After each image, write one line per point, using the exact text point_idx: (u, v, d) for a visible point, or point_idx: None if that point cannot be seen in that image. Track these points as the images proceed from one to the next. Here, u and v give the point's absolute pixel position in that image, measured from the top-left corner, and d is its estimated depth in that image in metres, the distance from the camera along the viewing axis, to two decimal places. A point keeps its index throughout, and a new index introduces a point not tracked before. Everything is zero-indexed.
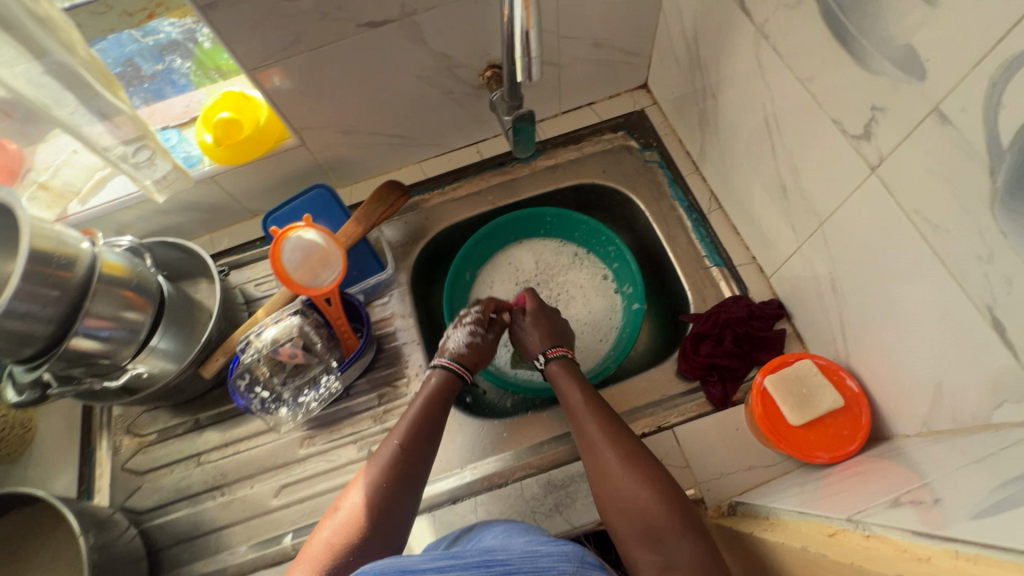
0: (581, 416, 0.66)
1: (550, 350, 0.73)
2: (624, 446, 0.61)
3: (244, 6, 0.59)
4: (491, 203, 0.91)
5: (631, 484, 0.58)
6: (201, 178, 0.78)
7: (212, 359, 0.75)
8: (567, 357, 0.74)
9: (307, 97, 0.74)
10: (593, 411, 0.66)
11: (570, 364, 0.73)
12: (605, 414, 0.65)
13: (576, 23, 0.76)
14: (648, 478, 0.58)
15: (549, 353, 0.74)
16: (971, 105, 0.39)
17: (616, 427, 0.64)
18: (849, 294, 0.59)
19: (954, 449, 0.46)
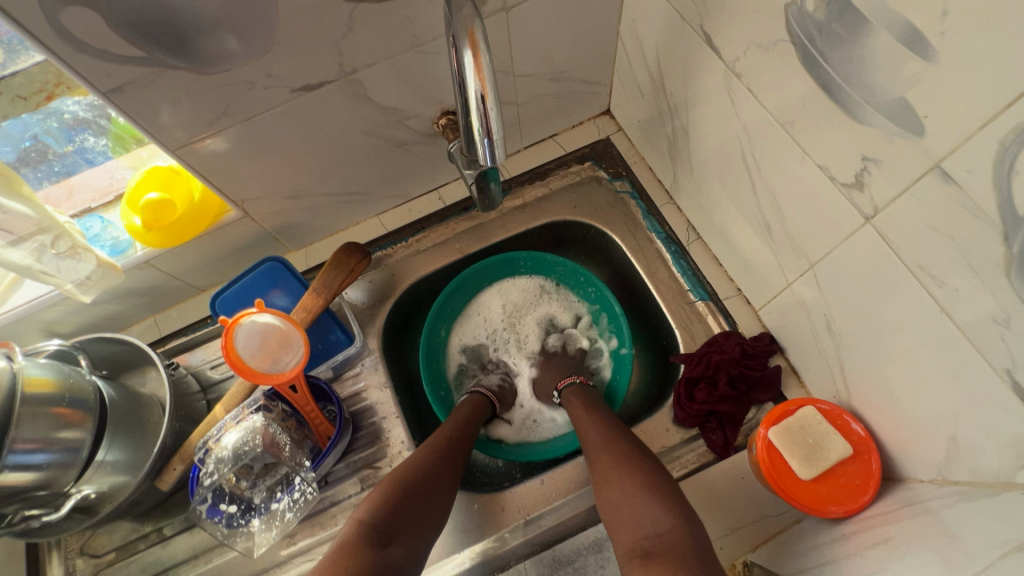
0: (583, 423, 0.69)
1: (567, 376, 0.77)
2: (616, 443, 0.64)
3: (158, 85, 0.52)
4: (459, 251, 0.85)
5: (617, 479, 0.60)
6: (130, 266, 0.70)
7: (170, 468, 0.68)
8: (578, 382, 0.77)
9: (245, 167, 0.67)
10: (592, 419, 0.69)
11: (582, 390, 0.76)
12: (604, 419, 0.68)
13: (530, 61, 0.71)
14: (640, 468, 0.60)
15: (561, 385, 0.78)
16: (978, 166, 0.36)
17: (614, 427, 0.66)
18: (846, 337, 0.56)
19: (979, 511, 0.43)
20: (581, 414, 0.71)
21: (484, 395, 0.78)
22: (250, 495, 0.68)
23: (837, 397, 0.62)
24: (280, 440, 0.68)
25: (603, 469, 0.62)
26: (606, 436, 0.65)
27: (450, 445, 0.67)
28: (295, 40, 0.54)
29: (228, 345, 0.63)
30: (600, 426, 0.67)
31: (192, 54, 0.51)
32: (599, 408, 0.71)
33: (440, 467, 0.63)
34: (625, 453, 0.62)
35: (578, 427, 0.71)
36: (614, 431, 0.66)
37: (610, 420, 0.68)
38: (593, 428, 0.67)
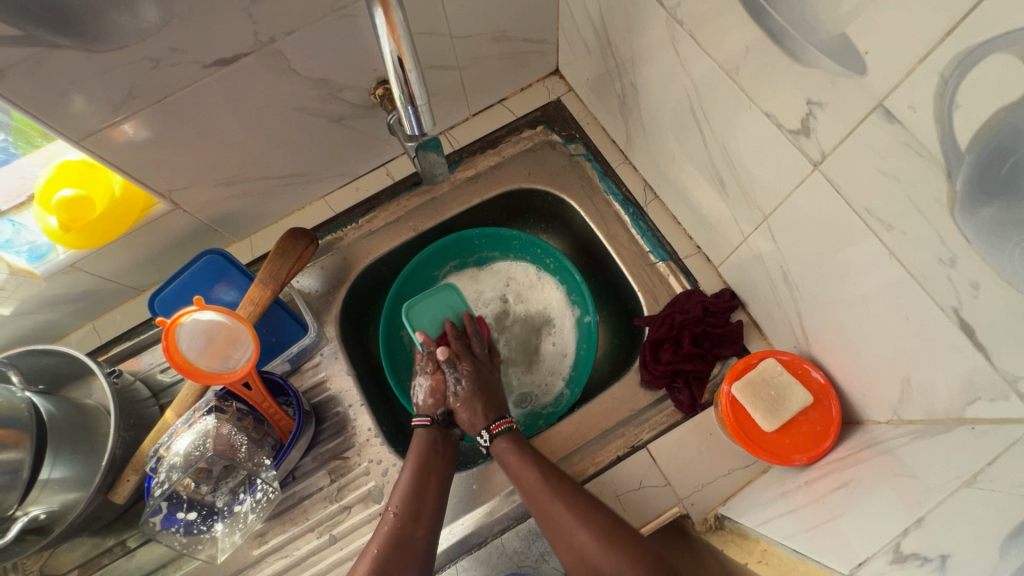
0: (557, 519, 0.59)
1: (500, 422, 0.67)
2: (587, 520, 0.58)
3: (48, 67, 0.47)
4: (414, 229, 0.82)
5: (609, 566, 0.55)
6: (50, 272, 0.66)
7: (123, 479, 0.64)
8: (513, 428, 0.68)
9: (168, 156, 0.62)
10: (568, 516, 0.58)
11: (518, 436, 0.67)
12: (583, 508, 0.58)
13: (466, 20, 0.67)
14: (624, 548, 0.56)
15: (493, 428, 0.68)
16: (920, 102, 0.35)
17: (599, 526, 0.57)
18: (802, 287, 0.56)
19: (932, 447, 0.44)
20: (549, 505, 0.59)
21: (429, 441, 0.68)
22: (212, 500, 0.66)
23: (798, 347, 0.62)
24: (235, 441, 0.66)
25: (581, 552, 0.57)
26: (596, 543, 0.56)
27: (414, 534, 0.59)
28: (198, 10, 0.49)
29: (171, 347, 0.59)
30: (587, 527, 0.57)
31: (80, 30, 0.46)
32: (541, 465, 0.63)
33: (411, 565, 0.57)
34: (604, 529, 0.57)
35: (520, 486, 0.62)
36: (603, 533, 0.57)
37: (591, 509, 0.58)
38: (575, 529, 0.57)
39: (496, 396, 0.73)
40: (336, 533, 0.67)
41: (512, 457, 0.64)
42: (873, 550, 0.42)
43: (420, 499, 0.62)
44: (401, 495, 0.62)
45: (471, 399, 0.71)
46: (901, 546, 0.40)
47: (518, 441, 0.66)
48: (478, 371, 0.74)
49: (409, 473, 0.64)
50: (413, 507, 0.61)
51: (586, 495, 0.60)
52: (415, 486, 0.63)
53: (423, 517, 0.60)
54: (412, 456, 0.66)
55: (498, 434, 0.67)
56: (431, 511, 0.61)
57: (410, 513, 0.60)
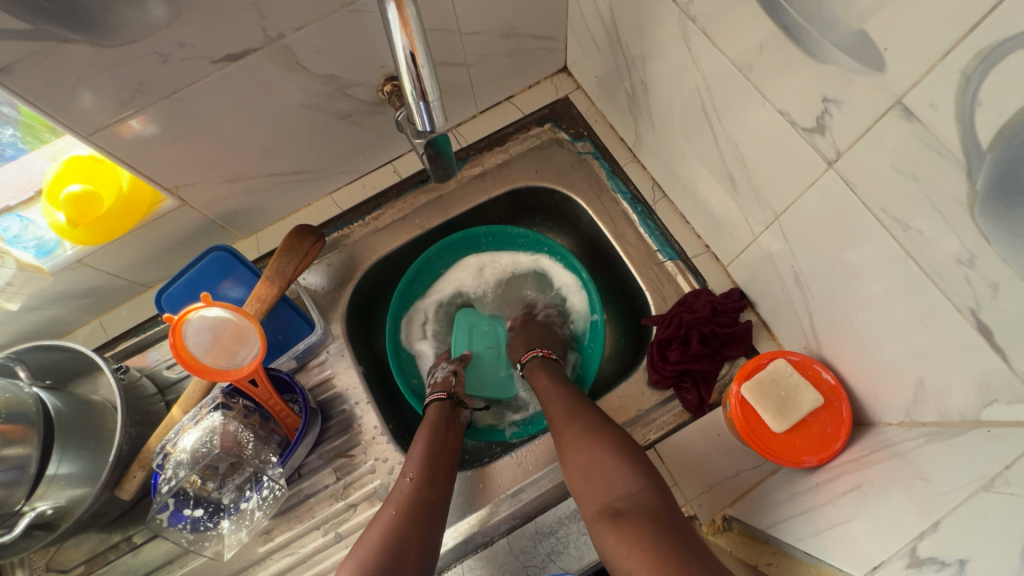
0: (568, 434, 0.62)
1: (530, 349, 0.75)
2: (580, 415, 0.63)
3: (57, 61, 0.47)
4: (421, 227, 0.82)
5: (586, 447, 0.60)
6: (58, 268, 0.66)
7: (129, 475, 0.64)
8: (542, 356, 0.75)
9: (175, 152, 0.61)
10: (578, 432, 0.61)
11: (548, 362, 0.74)
12: (595, 425, 0.61)
13: (475, 16, 0.67)
14: (606, 437, 0.60)
15: (525, 358, 0.76)
16: (940, 100, 0.34)
17: (605, 439, 0.60)
18: (814, 287, 0.55)
19: (947, 451, 0.43)
20: (566, 424, 0.63)
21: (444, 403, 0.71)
22: (218, 496, 0.66)
23: (808, 348, 0.61)
24: (242, 437, 0.66)
25: (566, 442, 0.62)
26: (585, 432, 0.61)
27: (427, 497, 0.59)
28: (207, 5, 0.49)
29: (178, 343, 0.59)
30: (593, 438, 0.60)
31: (89, 24, 0.46)
32: (565, 382, 0.71)
33: (419, 525, 0.57)
34: (594, 421, 0.62)
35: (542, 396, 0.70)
36: (591, 425, 0.62)
37: (601, 426, 0.61)
38: (578, 443, 0.61)
39: (539, 335, 0.79)
40: (341, 531, 0.67)
41: (545, 386, 0.70)
42: (886, 554, 0.41)
43: (436, 467, 0.63)
44: (415, 462, 0.63)
45: (517, 343, 0.79)
46: (918, 550, 0.39)
47: (553, 368, 0.74)
48: (530, 316, 0.82)
49: (423, 439, 0.65)
50: (429, 473, 0.62)
51: (603, 418, 0.63)
52: (430, 454, 0.63)
53: (437, 485, 0.61)
54: (425, 426, 0.68)
55: (527, 360, 0.75)
56: (444, 480, 0.62)
57: (427, 478, 0.61)
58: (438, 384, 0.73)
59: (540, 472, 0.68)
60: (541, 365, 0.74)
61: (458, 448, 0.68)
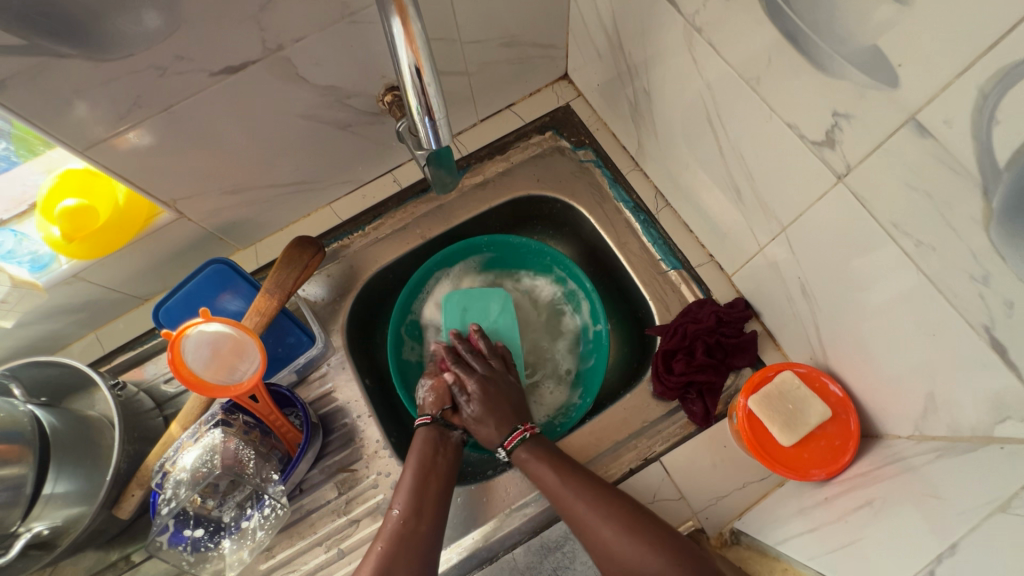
0: (603, 539, 0.57)
1: (517, 434, 0.66)
2: (609, 512, 0.58)
3: (53, 76, 0.46)
4: (421, 236, 0.81)
5: (633, 554, 0.55)
6: (52, 283, 0.65)
7: (127, 494, 0.63)
8: (529, 433, 0.67)
9: (173, 164, 0.60)
10: (620, 537, 0.56)
11: (536, 439, 0.66)
12: (635, 528, 0.56)
13: (476, 25, 0.66)
14: (647, 535, 0.56)
15: (507, 443, 0.67)
16: (955, 117, 0.34)
17: (655, 545, 0.55)
18: (821, 299, 0.55)
19: (961, 467, 0.43)
20: (594, 528, 0.57)
21: (439, 427, 0.69)
22: (219, 515, 0.65)
23: (814, 359, 0.61)
24: (243, 455, 0.64)
25: (605, 553, 0.57)
26: (620, 538, 0.56)
27: (417, 530, 0.59)
28: (205, 17, 0.48)
29: (176, 360, 0.57)
30: (639, 541, 0.56)
31: (85, 37, 0.45)
32: (562, 460, 0.63)
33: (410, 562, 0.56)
34: (628, 520, 0.57)
35: (541, 486, 0.62)
36: (624, 526, 0.57)
37: (641, 523, 0.57)
38: (623, 549, 0.56)
39: (506, 401, 0.70)
40: (345, 547, 0.66)
41: (551, 481, 0.61)
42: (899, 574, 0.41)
43: (424, 496, 0.62)
44: (405, 491, 0.62)
45: (483, 411, 0.69)
46: (936, 572, 0.39)
47: (543, 447, 0.65)
48: (488, 377, 0.71)
49: (411, 468, 0.64)
50: (415, 502, 0.61)
51: (637, 509, 0.58)
52: (419, 482, 0.63)
53: (424, 515, 0.60)
54: (415, 449, 0.66)
55: (514, 448, 0.66)
56: (432, 507, 0.61)
57: (413, 508, 0.61)
58: (428, 406, 0.70)
59: None
60: (535, 448, 0.65)
61: (453, 469, 0.66)
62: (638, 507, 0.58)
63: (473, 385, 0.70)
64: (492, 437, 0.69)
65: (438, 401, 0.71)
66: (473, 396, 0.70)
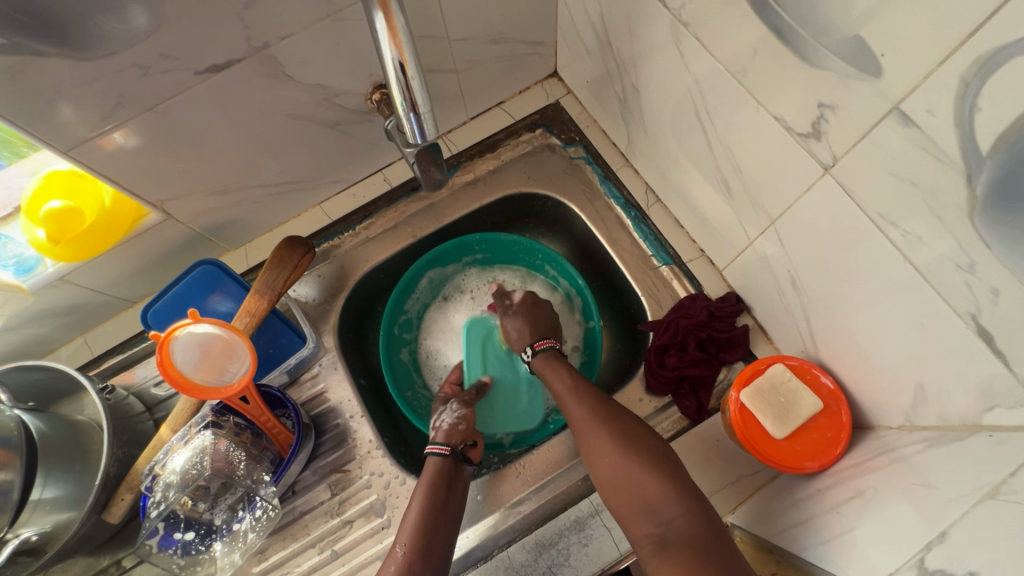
0: (596, 443, 0.61)
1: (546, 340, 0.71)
2: (610, 421, 0.61)
3: (34, 75, 0.45)
4: (413, 235, 0.81)
5: (619, 460, 0.58)
6: (38, 286, 0.64)
7: (117, 498, 0.62)
8: (556, 348, 0.72)
9: (160, 164, 0.60)
10: (610, 441, 0.60)
11: (557, 355, 0.71)
12: (627, 435, 0.60)
13: (464, 22, 0.66)
14: (639, 448, 0.58)
15: (537, 346, 0.72)
16: (938, 106, 0.34)
17: (642, 453, 0.58)
18: (811, 291, 0.55)
19: (951, 457, 0.43)
20: (593, 430, 0.61)
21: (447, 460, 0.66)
22: (210, 518, 0.64)
23: (805, 352, 0.61)
24: (234, 457, 0.64)
25: (596, 453, 0.60)
26: (613, 442, 0.59)
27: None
28: (188, 14, 0.47)
29: (165, 361, 0.57)
30: (626, 450, 0.58)
31: (66, 36, 0.44)
32: (580, 377, 0.68)
33: None
34: (626, 429, 0.60)
35: (556, 397, 0.67)
36: (621, 433, 0.60)
37: (633, 435, 0.60)
38: (609, 450, 0.59)
39: (546, 317, 0.75)
40: (338, 549, 0.65)
41: (559, 383, 0.67)
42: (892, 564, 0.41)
43: (431, 539, 0.59)
44: (410, 532, 0.59)
45: (521, 322, 0.74)
46: (925, 562, 0.40)
47: (565, 366, 0.69)
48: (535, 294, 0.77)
49: (420, 504, 0.61)
50: (422, 544, 0.58)
51: (638, 425, 0.61)
52: (426, 522, 0.59)
53: (430, 558, 0.57)
54: (424, 482, 0.63)
55: (541, 350, 0.71)
56: (438, 554, 0.58)
57: (419, 550, 0.58)
58: (445, 436, 0.68)
59: (540, 483, 0.67)
60: (552, 358, 0.71)
61: (461, 505, 0.63)
62: (638, 421, 0.61)
63: (523, 295, 0.76)
64: (520, 342, 0.73)
65: (462, 434, 0.69)
66: (513, 306, 0.76)
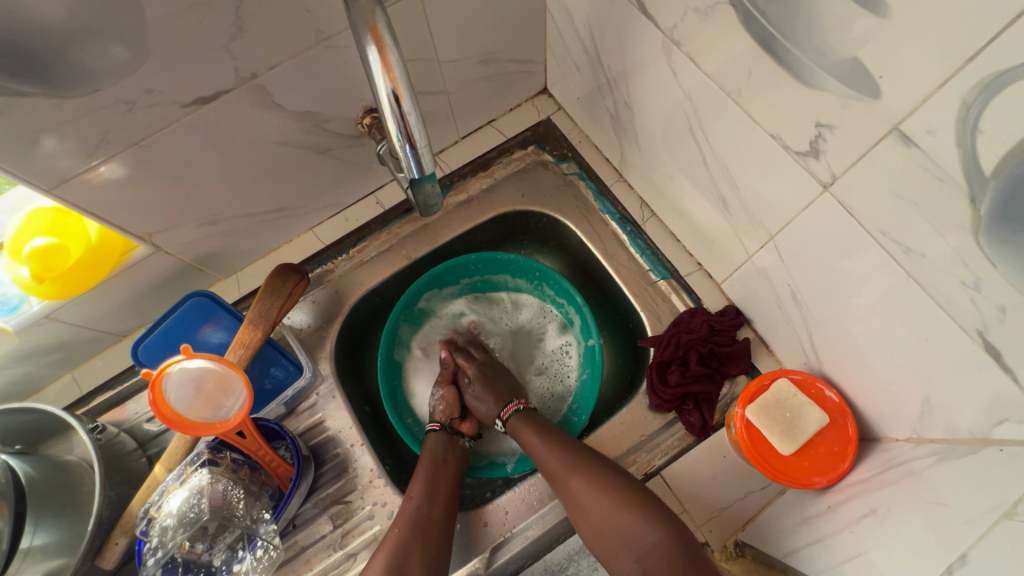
0: (572, 488, 0.61)
1: (511, 405, 0.72)
2: (581, 467, 0.61)
3: (15, 115, 0.44)
4: (407, 257, 0.79)
5: (593, 502, 0.59)
6: (22, 325, 0.62)
7: (111, 543, 0.60)
8: (524, 407, 0.73)
9: (147, 197, 0.58)
10: (581, 487, 0.60)
11: (528, 413, 0.71)
12: (597, 478, 0.60)
13: (453, 44, 0.65)
14: (610, 487, 0.59)
15: (505, 413, 0.73)
16: (939, 127, 0.34)
17: (614, 495, 0.58)
18: (812, 306, 0.55)
19: (962, 473, 0.42)
20: (566, 478, 0.61)
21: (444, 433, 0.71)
22: (210, 559, 0.61)
23: (808, 364, 0.61)
24: (232, 495, 0.62)
25: (572, 498, 0.60)
26: (585, 488, 0.60)
27: (430, 515, 0.61)
28: (174, 47, 0.47)
29: (157, 400, 0.55)
30: (600, 493, 0.59)
31: (48, 76, 0.43)
32: (551, 430, 0.68)
33: (427, 545, 0.58)
34: (595, 473, 0.60)
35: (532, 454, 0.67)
36: (591, 477, 0.60)
37: (606, 477, 0.60)
38: (583, 494, 0.59)
39: (504, 382, 0.77)
40: None
41: (533, 439, 0.67)
42: None
43: (437, 486, 0.64)
44: (418, 482, 0.64)
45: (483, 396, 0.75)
46: None
47: (536, 423, 0.69)
48: (486, 362, 0.78)
49: (425, 463, 0.67)
50: (428, 492, 0.63)
51: (608, 464, 0.61)
52: (431, 475, 0.65)
53: (438, 500, 0.63)
54: (426, 450, 0.69)
55: (509, 417, 0.72)
56: (446, 498, 0.63)
57: (426, 496, 0.62)
58: (438, 413, 0.75)
59: (545, 506, 0.66)
60: (526, 419, 0.71)
61: (461, 464, 0.69)
62: (608, 461, 0.62)
63: (473, 368, 0.77)
64: (489, 413, 0.75)
65: (447, 411, 0.75)
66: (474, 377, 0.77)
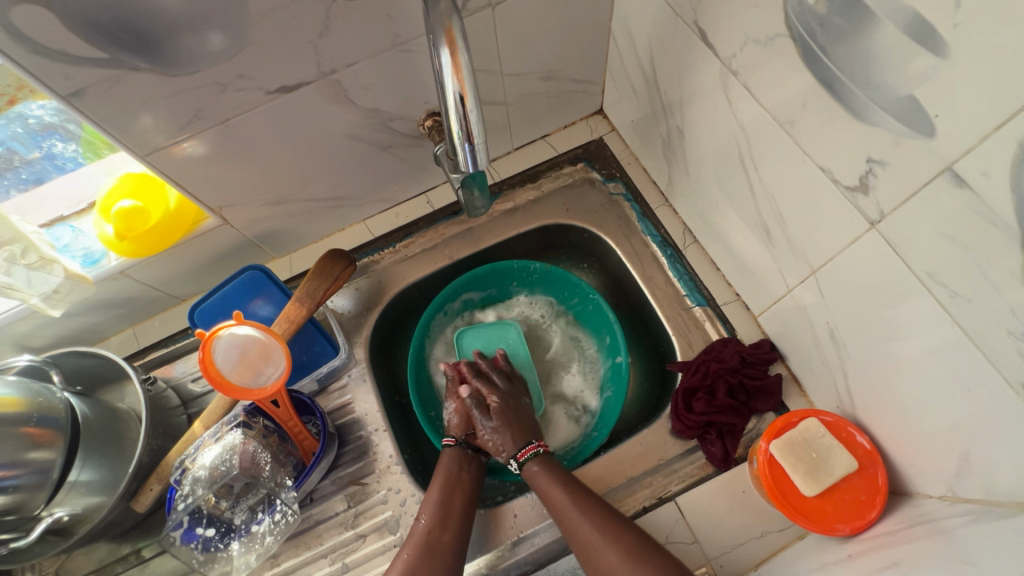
0: (591, 510, 0.60)
1: (529, 448, 0.68)
2: (602, 490, 0.61)
3: (123, 88, 0.50)
4: (450, 257, 0.82)
5: (614, 529, 0.58)
6: (101, 277, 0.68)
7: (145, 488, 0.65)
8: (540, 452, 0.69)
9: (223, 173, 0.64)
10: (604, 512, 0.59)
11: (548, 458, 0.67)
12: (621, 504, 0.60)
13: (518, 59, 0.69)
14: (635, 517, 0.59)
15: (521, 455, 0.69)
16: (994, 170, 0.34)
17: (637, 524, 0.58)
18: (850, 347, 0.54)
19: (996, 533, 0.40)
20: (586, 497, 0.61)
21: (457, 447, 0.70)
22: (231, 516, 0.66)
23: (842, 408, 0.59)
24: (260, 458, 0.66)
25: (592, 521, 0.60)
26: (609, 512, 0.59)
27: (441, 541, 0.60)
28: (268, 40, 0.52)
29: (207, 359, 0.58)
30: (622, 522, 0.58)
31: (159, 56, 0.48)
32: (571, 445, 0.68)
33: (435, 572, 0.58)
34: (618, 498, 0.60)
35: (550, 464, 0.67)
36: (616, 504, 0.60)
37: (629, 505, 0.60)
38: (603, 520, 0.59)
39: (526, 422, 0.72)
40: (348, 561, 0.66)
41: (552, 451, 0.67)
42: None
43: (450, 511, 0.63)
44: (432, 505, 0.63)
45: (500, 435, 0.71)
46: None
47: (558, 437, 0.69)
48: (510, 394, 0.74)
49: (441, 486, 0.66)
50: (442, 516, 0.62)
51: (629, 495, 0.61)
52: (446, 496, 0.64)
53: (450, 524, 0.62)
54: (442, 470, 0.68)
55: (526, 460, 0.68)
56: (458, 521, 0.62)
57: (439, 519, 0.62)
58: (454, 427, 0.73)
59: None
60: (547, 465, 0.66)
61: (474, 486, 0.68)
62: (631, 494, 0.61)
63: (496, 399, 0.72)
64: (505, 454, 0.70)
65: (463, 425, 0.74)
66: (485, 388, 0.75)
